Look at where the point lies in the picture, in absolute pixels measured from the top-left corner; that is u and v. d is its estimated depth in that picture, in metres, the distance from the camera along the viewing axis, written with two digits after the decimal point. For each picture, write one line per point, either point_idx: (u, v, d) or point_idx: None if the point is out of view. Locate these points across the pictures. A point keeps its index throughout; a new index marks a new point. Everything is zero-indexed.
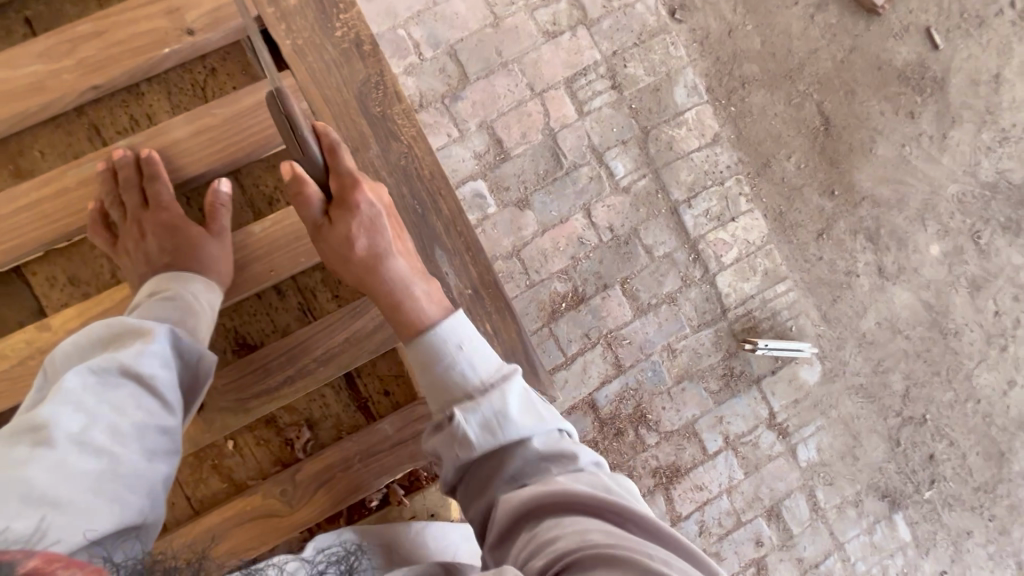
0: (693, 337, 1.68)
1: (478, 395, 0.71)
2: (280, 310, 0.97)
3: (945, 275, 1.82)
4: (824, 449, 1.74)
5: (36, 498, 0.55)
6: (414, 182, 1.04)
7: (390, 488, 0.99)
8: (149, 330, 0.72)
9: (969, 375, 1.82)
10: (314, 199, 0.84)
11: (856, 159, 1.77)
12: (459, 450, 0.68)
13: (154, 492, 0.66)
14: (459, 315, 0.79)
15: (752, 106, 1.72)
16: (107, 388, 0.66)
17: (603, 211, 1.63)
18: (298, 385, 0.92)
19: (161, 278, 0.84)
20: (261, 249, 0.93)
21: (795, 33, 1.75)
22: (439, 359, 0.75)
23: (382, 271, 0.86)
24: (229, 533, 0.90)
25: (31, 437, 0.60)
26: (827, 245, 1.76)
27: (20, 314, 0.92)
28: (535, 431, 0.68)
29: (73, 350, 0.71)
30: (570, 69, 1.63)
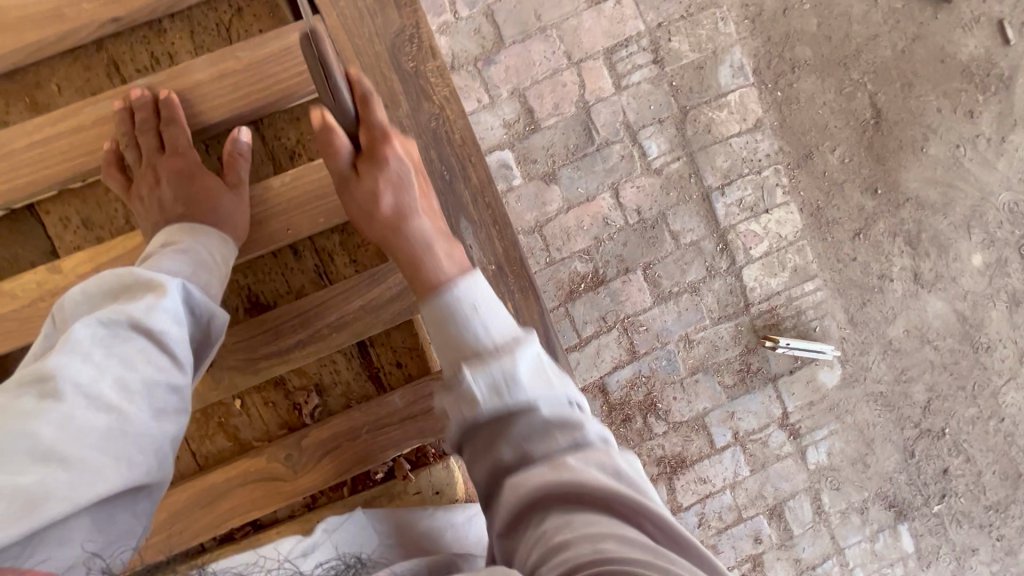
0: (712, 330, 1.63)
1: (489, 355, 0.64)
2: (295, 271, 0.94)
3: (984, 287, 1.74)
4: (835, 453, 1.70)
5: (42, 456, 0.54)
6: (442, 147, 1.00)
7: (395, 461, 0.97)
8: (161, 284, 0.67)
9: (996, 393, 1.76)
10: (342, 149, 0.82)
11: (904, 157, 1.68)
12: (464, 410, 0.62)
13: (162, 452, 0.63)
14: (478, 277, 0.72)
15: (800, 92, 1.63)
16: (116, 342, 0.62)
17: (632, 192, 1.58)
18: (309, 349, 0.91)
19: (172, 229, 0.81)
20: (280, 205, 0.91)
21: (855, 16, 1.64)
22: (453, 318, 0.69)
23: (405, 229, 0.84)
24: (233, 492, 0.91)
25: (36, 389, 0.57)
26: (863, 245, 1.68)
27: (34, 254, 0.91)
28: (544, 397, 0.62)
29: (85, 296, 0.67)
30: (611, 39, 1.55)
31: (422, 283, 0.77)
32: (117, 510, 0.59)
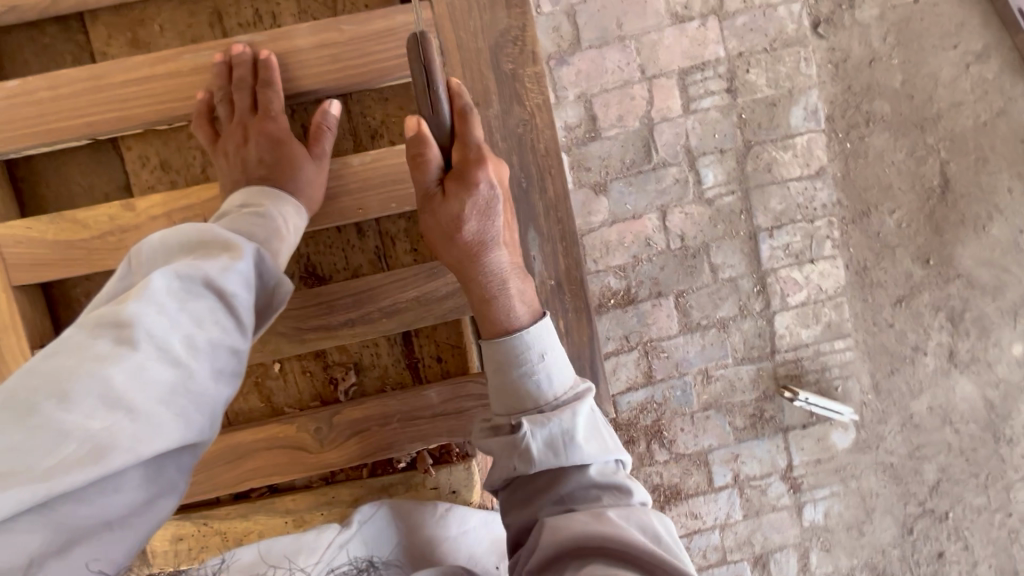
0: (733, 370, 1.61)
1: (549, 410, 0.74)
2: (356, 249, 0.95)
3: (1019, 378, 1.69)
4: (832, 515, 1.68)
5: (110, 404, 0.50)
6: (525, 155, 0.96)
7: (419, 454, 1.03)
8: (238, 248, 0.63)
9: (1008, 486, 1.72)
10: (433, 166, 0.78)
11: (964, 233, 1.62)
12: (517, 463, 0.72)
13: (217, 415, 0.59)
14: (545, 322, 0.79)
15: (869, 148, 1.58)
16: (189, 297, 0.57)
17: (679, 218, 1.55)
18: (357, 330, 0.92)
19: (252, 193, 0.79)
20: (355, 182, 0.90)
21: (943, 79, 1.58)
22: (515, 360, 0.77)
23: (482, 260, 0.82)
24: (258, 453, 0.93)
25: (110, 332, 0.53)
26: (902, 314, 1.64)
27: (109, 185, 0.94)
28: (594, 459, 0.73)
29: (161, 244, 0.62)
30: (688, 60, 1.51)
31: (490, 322, 0.80)
32: (162, 470, 0.55)
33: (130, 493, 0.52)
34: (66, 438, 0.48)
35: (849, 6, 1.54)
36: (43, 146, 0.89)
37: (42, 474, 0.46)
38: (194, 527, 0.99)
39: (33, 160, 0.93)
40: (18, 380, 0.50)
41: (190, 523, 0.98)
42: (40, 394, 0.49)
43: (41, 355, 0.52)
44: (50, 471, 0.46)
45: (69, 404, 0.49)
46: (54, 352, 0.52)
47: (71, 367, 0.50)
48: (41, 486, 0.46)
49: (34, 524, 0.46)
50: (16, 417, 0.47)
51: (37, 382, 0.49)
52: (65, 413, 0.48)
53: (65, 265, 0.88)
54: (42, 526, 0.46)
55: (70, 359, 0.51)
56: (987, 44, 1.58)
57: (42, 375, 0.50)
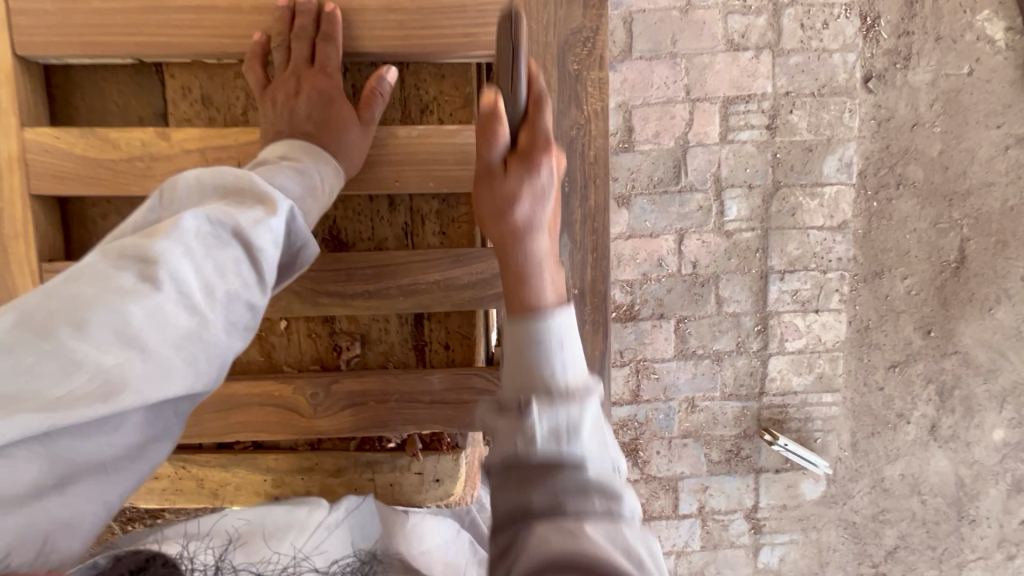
0: (719, 403, 1.62)
1: (560, 395, 0.60)
2: (384, 222, 0.94)
3: (994, 463, 1.70)
4: (786, 560, 1.71)
5: (126, 341, 0.49)
6: (572, 160, 0.93)
7: (409, 437, 1.01)
8: (272, 202, 0.61)
9: (962, 564, 1.75)
10: (501, 138, 0.71)
11: (969, 311, 1.63)
12: (521, 443, 0.58)
13: (225, 369, 0.57)
14: (570, 311, 0.67)
15: (895, 211, 1.58)
16: (217, 245, 0.56)
17: (696, 244, 1.55)
18: (371, 303, 0.90)
19: (292, 146, 0.78)
20: (397, 154, 0.88)
21: (979, 156, 1.57)
22: (536, 343, 0.63)
23: (525, 242, 0.75)
24: (250, 408, 0.93)
25: (134, 267, 0.52)
26: (894, 379, 1.65)
27: (145, 110, 0.92)
28: (593, 458, 0.59)
29: (196, 185, 0.61)
30: (735, 90, 1.49)
31: (520, 298, 0.70)
32: (164, 413, 0.53)
33: (130, 434, 0.51)
34: (77, 367, 0.47)
35: (903, 65, 1.52)
36: (85, 58, 0.86)
37: (49, 403, 0.45)
38: (171, 469, 0.98)
39: (72, 70, 0.90)
40: (36, 300, 0.49)
41: (168, 463, 0.98)
42: (57, 319, 0.48)
43: (61, 278, 0.51)
44: (58, 401, 0.45)
45: (85, 334, 0.48)
46: (75, 277, 0.51)
47: (91, 296, 0.49)
48: (47, 415, 0.45)
49: (35, 455, 0.45)
50: (31, 338, 0.46)
51: (55, 306, 0.48)
52: (81, 344, 0.47)
53: (88, 183, 0.86)
54: (42, 457, 0.45)
55: (91, 287, 0.50)
56: None
57: (62, 300, 0.49)
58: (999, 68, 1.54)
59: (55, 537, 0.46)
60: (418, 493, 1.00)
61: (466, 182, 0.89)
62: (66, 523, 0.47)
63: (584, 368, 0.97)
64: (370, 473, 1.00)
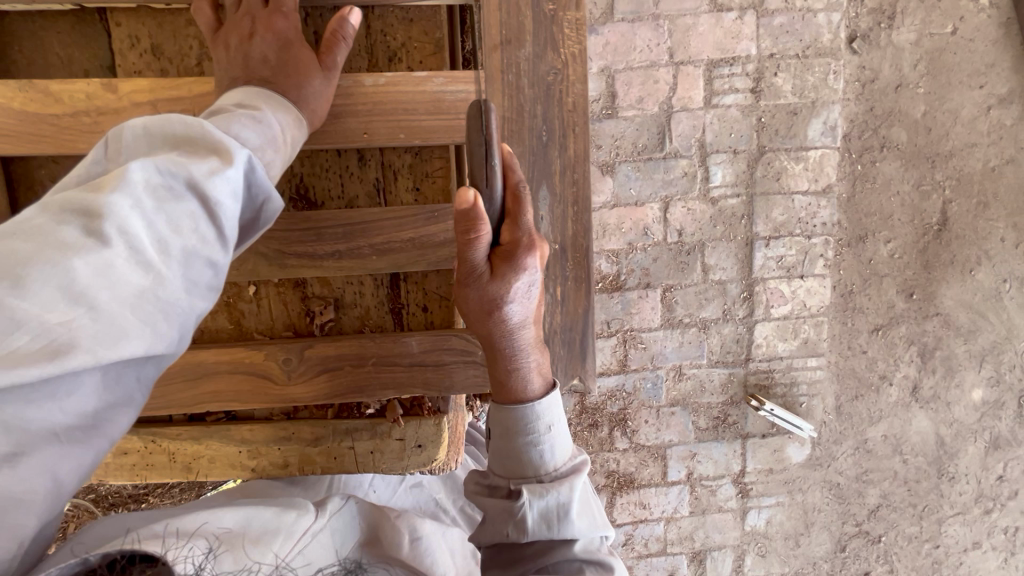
0: (705, 371, 1.62)
1: (548, 479, 0.67)
2: (354, 178, 0.90)
3: (973, 421, 1.74)
4: (773, 523, 1.74)
5: (72, 297, 0.45)
6: (550, 106, 0.90)
7: (389, 403, 0.99)
8: (228, 153, 0.57)
9: (941, 520, 1.79)
10: (484, 245, 0.65)
11: (951, 273, 1.64)
12: (511, 529, 0.65)
13: (187, 329, 0.54)
14: (556, 396, 0.72)
15: (879, 174, 1.57)
16: (169, 198, 0.52)
17: (681, 212, 1.53)
18: (344, 264, 0.88)
19: (247, 92, 0.71)
20: (364, 105, 0.84)
21: (962, 117, 1.56)
22: (523, 431, 0.69)
23: (513, 337, 0.71)
24: (220, 375, 0.90)
25: (78, 221, 0.48)
26: (877, 342, 1.66)
27: (90, 62, 0.86)
28: (583, 533, 0.65)
29: (143, 135, 0.57)
30: (719, 52, 1.46)
31: (506, 391, 0.71)
32: (124, 378, 0.50)
33: (85, 399, 0.48)
34: (18, 325, 0.43)
35: (888, 24, 1.50)
36: (20, 5, 0.81)
37: None
38: (140, 444, 0.95)
39: (6, 19, 0.84)
40: None
41: (137, 437, 0.95)
42: None
43: None
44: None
45: (23, 291, 0.44)
46: (13, 232, 0.47)
47: (30, 251, 0.45)
48: None
49: None
50: None
51: None
52: (20, 300, 0.43)
53: (30, 140, 0.81)
54: None
55: (30, 242, 0.46)
56: (1013, 89, 1.56)
57: None
58: (983, 26, 1.53)
59: (8, 514, 0.45)
60: (399, 459, 0.98)
61: (437, 134, 0.87)
62: (19, 500, 0.45)
63: (568, 326, 0.94)
64: (350, 441, 0.98)
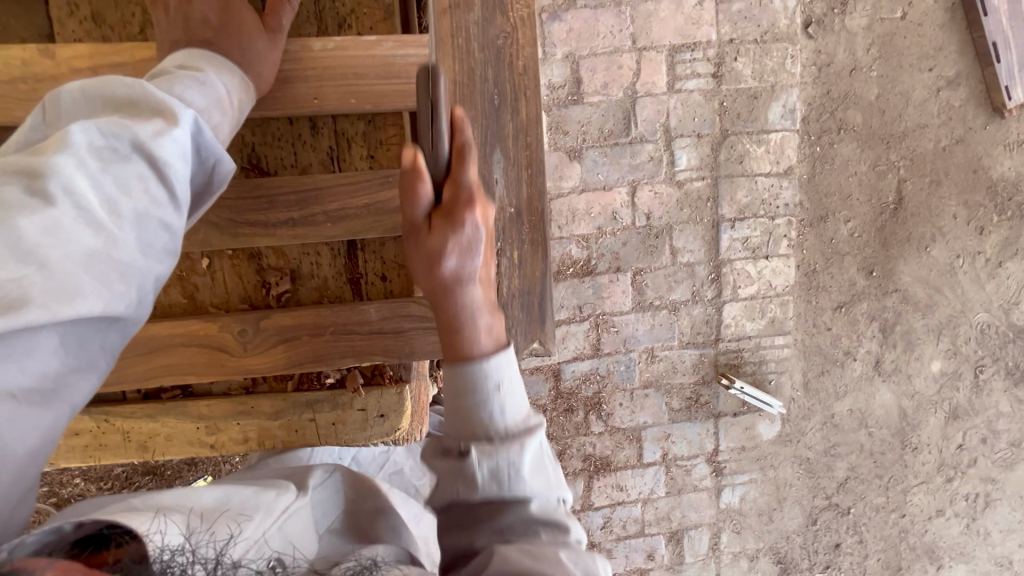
0: (677, 352, 1.65)
1: (498, 437, 0.60)
2: (307, 146, 0.90)
3: (933, 393, 1.81)
4: (747, 500, 1.78)
5: (20, 255, 0.45)
6: (501, 70, 0.90)
7: (349, 373, 0.99)
8: (173, 112, 0.56)
9: (906, 490, 1.85)
10: (423, 197, 0.67)
11: (908, 250, 1.70)
12: (461, 488, 0.59)
13: (147, 292, 0.53)
14: (506, 356, 0.64)
15: (837, 155, 1.62)
16: (115, 159, 0.51)
17: (648, 196, 1.55)
18: (298, 231, 0.87)
19: (189, 54, 0.70)
20: (312, 69, 0.83)
21: (914, 99, 1.62)
22: (471, 390, 0.62)
23: (455, 294, 0.69)
24: (174, 349, 0.88)
25: (21, 182, 0.47)
26: (840, 319, 1.71)
27: (28, 31, 0.84)
28: (538, 494, 0.60)
29: (83, 100, 0.56)
30: (680, 38, 1.49)
31: (448, 348, 0.66)
32: (85, 343, 0.49)
33: (45, 361, 0.46)
34: None
35: (841, 10, 1.55)
36: None
37: None
38: (94, 423, 0.93)
39: None
40: None
41: (90, 417, 0.93)
42: None
43: None
44: None
45: None
46: None
47: None
48: None
49: None
50: None
51: None
52: None
53: None
54: None
55: None
56: (959, 72, 1.62)
57: None
58: (930, 11, 1.59)
59: None
60: (363, 429, 0.97)
61: (389, 99, 0.85)
62: None
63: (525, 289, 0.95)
64: (311, 413, 0.97)
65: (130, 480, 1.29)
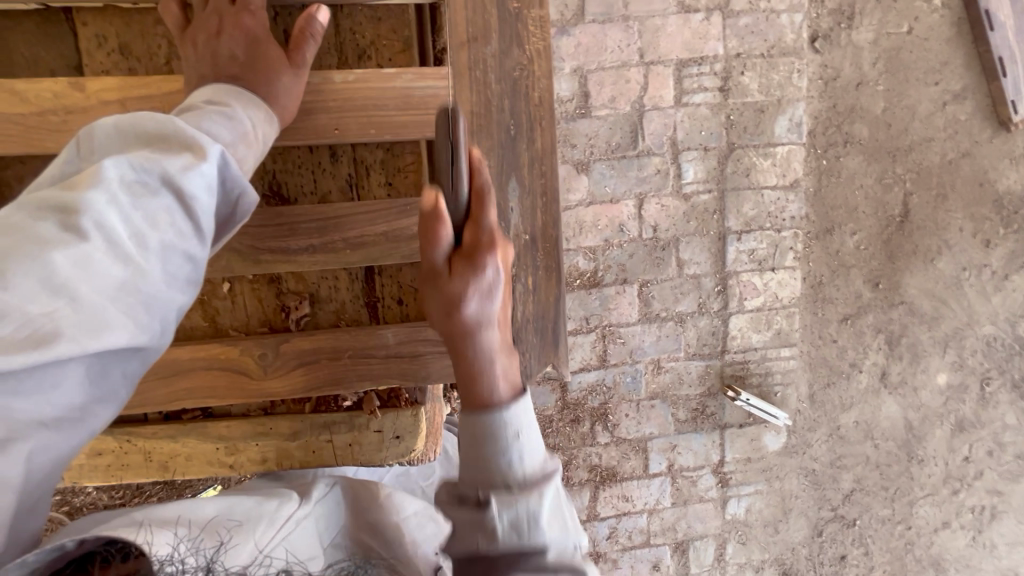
0: (683, 363, 1.65)
1: (517, 488, 0.61)
2: (326, 173, 0.91)
3: (939, 405, 1.81)
4: (752, 510, 1.78)
5: (52, 289, 0.46)
6: (517, 100, 0.91)
7: (366, 396, 1.00)
8: (201, 147, 0.57)
9: (912, 501, 1.85)
10: (445, 241, 0.68)
11: (914, 262, 1.71)
12: (481, 539, 0.59)
13: (170, 322, 0.55)
14: (526, 406, 0.66)
15: (843, 168, 1.63)
16: (144, 194, 0.53)
17: (655, 208, 1.56)
18: (318, 257, 0.88)
19: (217, 88, 0.72)
20: (333, 101, 0.85)
21: (920, 113, 1.63)
22: (491, 439, 0.63)
23: (476, 339, 0.69)
24: (195, 373, 0.90)
25: (55, 217, 0.49)
26: (847, 331, 1.72)
27: (57, 63, 0.86)
28: (556, 541, 0.61)
29: (115, 133, 0.57)
30: (688, 52, 1.50)
31: (470, 398, 0.66)
32: (110, 372, 0.51)
33: (73, 391, 0.48)
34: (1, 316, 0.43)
35: (847, 25, 1.56)
36: None
37: None
38: (116, 443, 0.95)
39: None
40: None
41: (112, 437, 0.94)
42: None
43: None
44: None
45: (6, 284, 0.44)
46: None
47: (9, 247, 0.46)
48: None
49: None
50: None
51: None
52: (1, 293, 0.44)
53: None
54: None
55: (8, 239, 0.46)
56: (965, 86, 1.63)
57: None
58: (937, 25, 1.59)
59: None
60: (379, 451, 0.98)
61: (409, 129, 0.87)
62: None
63: (539, 315, 0.96)
64: (328, 434, 0.98)
65: (142, 490, 1.31)
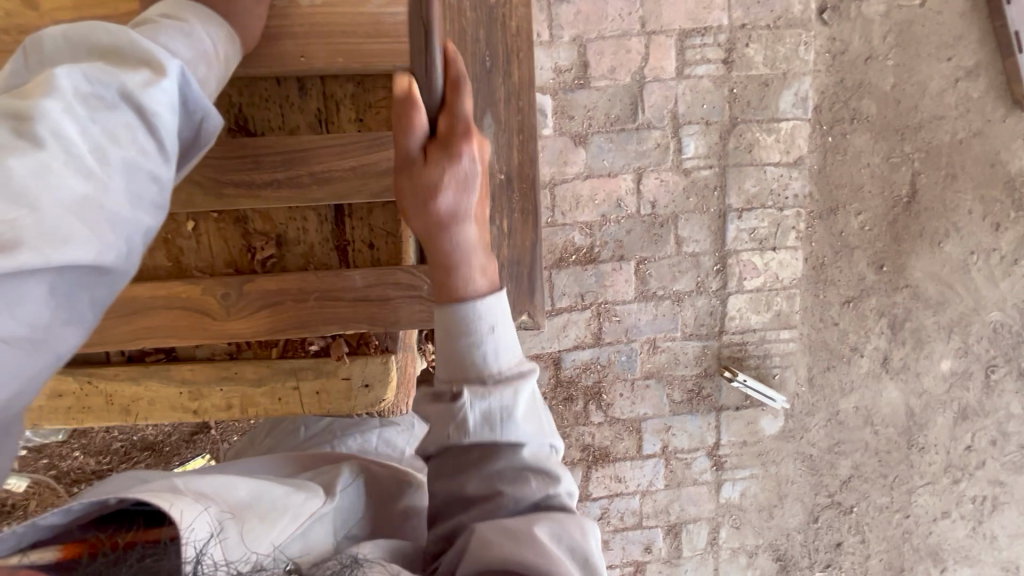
0: (679, 343, 1.62)
1: (491, 381, 0.62)
2: (294, 108, 0.89)
3: (941, 392, 1.77)
4: (747, 495, 1.76)
5: (11, 197, 0.44)
6: (493, 29, 0.89)
7: (335, 340, 0.98)
8: (160, 63, 0.55)
9: (911, 490, 1.81)
10: (416, 129, 0.64)
11: (920, 245, 1.66)
12: (453, 433, 0.61)
13: (136, 246, 0.52)
14: (501, 297, 0.65)
15: (849, 146, 1.58)
16: (103, 108, 0.50)
17: (654, 183, 1.53)
18: (282, 194, 0.86)
19: (174, 0, 0.67)
20: (301, 28, 0.84)
21: (931, 89, 1.58)
22: (464, 331, 0.62)
23: (450, 229, 0.67)
24: (155, 311, 0.89)
25: (8, 125, 0.46)
26: (848, 315, 1.68)
27: None
28: (529, 441, 0.63)
29: (65, 45, 0.55)
30: (691, 23, 1.46)
31: (444, 286, 0.66)
32: (75, 293, 0.48)
33: (36, 309, 0.46)
34: None
35: None
36: None
37: None
38: (77, 384, 0.94)
39: None
40: None
41: (74, 378, 0.93)
42: None
43: None
44: None
45: None
46: None
47: None
48: None
49: None
50: None
51: None
52: None
53: None
54: None
55: None
56: (979, 62, 1.58)
57: None
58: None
59: None
60: (347, 399, 0.96)
61: (378, 58, 0.86)
62: None
63: (515, 259, 0.93)
64: (295, 379, 0.96)
65: (128, 454, 1.31)
